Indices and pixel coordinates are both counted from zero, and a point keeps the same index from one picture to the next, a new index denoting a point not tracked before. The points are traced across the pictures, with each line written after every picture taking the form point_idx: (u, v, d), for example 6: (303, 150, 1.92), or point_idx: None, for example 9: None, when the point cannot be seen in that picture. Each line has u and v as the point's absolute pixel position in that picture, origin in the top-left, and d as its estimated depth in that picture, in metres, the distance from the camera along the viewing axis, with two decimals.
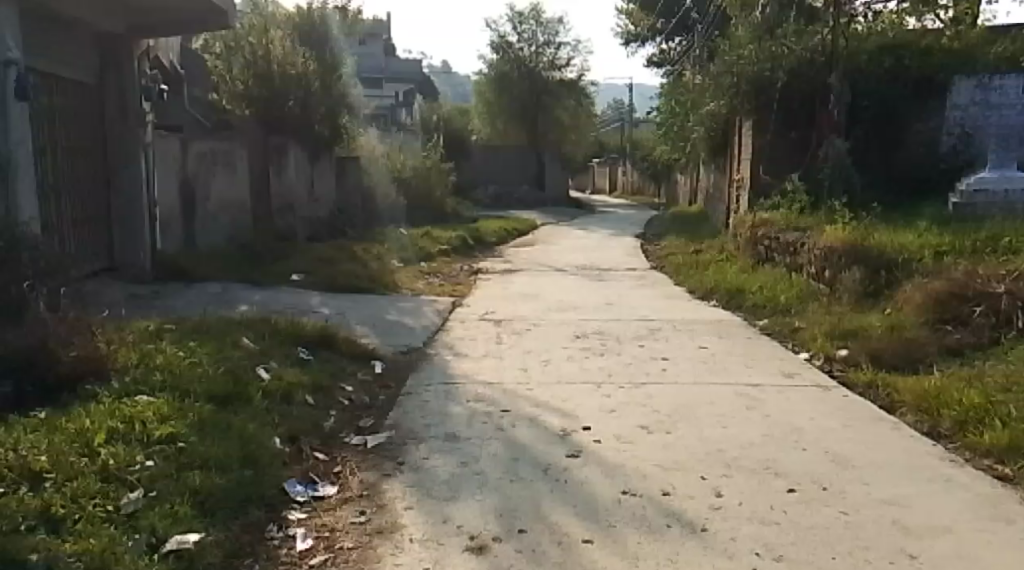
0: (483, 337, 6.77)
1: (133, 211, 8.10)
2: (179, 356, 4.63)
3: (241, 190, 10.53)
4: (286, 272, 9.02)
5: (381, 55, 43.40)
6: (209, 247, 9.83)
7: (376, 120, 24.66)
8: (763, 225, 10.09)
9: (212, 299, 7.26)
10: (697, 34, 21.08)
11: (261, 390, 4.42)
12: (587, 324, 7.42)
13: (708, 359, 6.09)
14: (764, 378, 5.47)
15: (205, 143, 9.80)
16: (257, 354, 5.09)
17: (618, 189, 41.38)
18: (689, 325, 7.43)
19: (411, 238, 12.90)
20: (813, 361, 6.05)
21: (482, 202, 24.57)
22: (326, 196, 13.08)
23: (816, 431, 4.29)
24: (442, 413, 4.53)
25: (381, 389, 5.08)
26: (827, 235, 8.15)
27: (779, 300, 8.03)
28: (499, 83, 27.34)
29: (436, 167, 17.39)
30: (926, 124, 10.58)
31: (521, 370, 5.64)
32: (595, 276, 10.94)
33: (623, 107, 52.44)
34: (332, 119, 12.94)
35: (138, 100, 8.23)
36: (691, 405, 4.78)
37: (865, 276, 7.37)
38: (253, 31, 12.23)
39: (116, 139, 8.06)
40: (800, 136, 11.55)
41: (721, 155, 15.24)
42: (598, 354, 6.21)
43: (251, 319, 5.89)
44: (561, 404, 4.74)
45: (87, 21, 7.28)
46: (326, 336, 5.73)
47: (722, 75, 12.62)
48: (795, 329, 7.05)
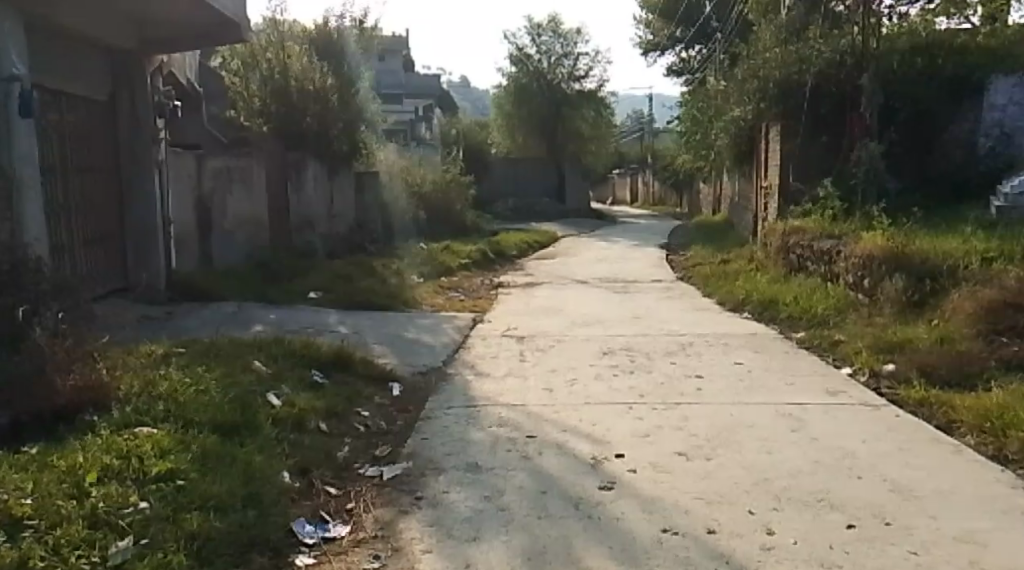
0: (505, 355, 6.47)
1: (146, 231, 7.86)
2: (186, 380, 4.32)
3: (258, 207, 10.30)
4: (303, 289, 8.78)
5: (400, 71, 43.36)
6: (226, 265, 9.60)
7: (394, 135, 24.50)
8: (795, 233, 9.72)
9: (227, 320, 7.00)
10: (718, 41, 20.79)
11: (271, 417, 4.11)
12: (614, 340, 7.11)
13: (744, 376, 5.77)
14: (808, 397, 5.16)
15: (221, 160, 9.58)
16: (269, 378, 4.79)
17: (640, 200, 40.98)
18: (722, 339, 7.09)
19: (430, 253, 12.63)
20: (858, 376, 5.75)
21: (502, 214, 24.26)
22: (345, 212, 12.83)
23: (870, 456, 4.00)
24: (464, 440, 4.22)
25: (399, 414, 4.78)
26: (865, 242, 7.82)
27: (816, 311, 7.68)
28: (519, 96, 27.12)
29: (455, 181, 17.13)
30: (963, 126, 10.27)
31: (546, 391, 5.34)
32: (620, 289, 10.61)
33: (642, 117, 52.13)
34: (351, 134, 12.72)
35: (152, 117, 7.99)
36: (731, 428, 4.46)
37: (908, 284, 7.02)
38: (270, 45, 12.06)
39: (129, 157, 7.82)
40: (831, 142, 11.02)
41: (746, 163, 14.89)
42: (627, 372, 5.88)
43: (264, 340, 5.60)
44: (591, 429, 4.43)
45: (98, 37, 7.04)
46: (342, 357, 5.44)
47: (747, 80, 12.30)
48: (835, 342, 6.72)
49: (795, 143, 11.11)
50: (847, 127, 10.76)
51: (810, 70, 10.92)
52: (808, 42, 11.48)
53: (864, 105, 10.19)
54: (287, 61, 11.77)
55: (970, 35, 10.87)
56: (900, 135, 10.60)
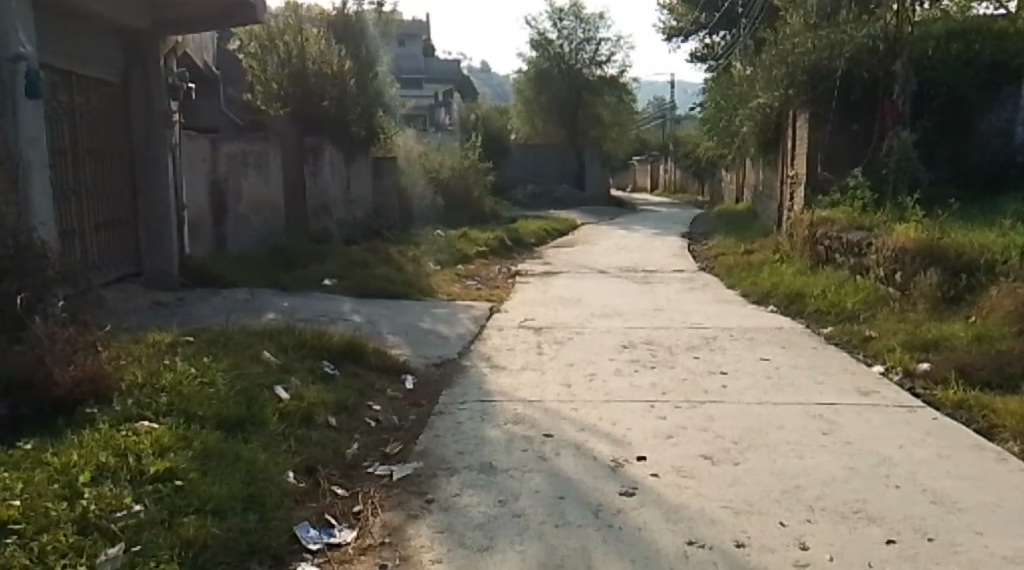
0: (522, 346, 6.28)
1: (159, 215, 7.70)
2: (191, 369, 4.11)
3: (273, 191, 10.13)
4: (318, 276, 8.63)
5: (420, 55, 43.06)
6: (240, 250, 9.39)
7: (413, 120, 24.26)
8: (822, 224, 9.46)
9: (239, 306, 6.84)
10: (743, 28, 20.45)
11: (278, 411, 3.90)
12: (635, 332, 6.90)
13: (771, 373, 5.55)
14: (838, 397, 4.96)
15: (236, 143, 9.40)
16: (278, 370, 4.60)
17: (660, 187, 40.64)
18: (746, 333, 6.87)
19: (448, 239, 12.46)
20: (890, 375, 5.56)
21: (522, 201, 24.01)
22: (363, 197, 12.66)
23: (908, 463, 3.83)
24: (480, 437, 4.04)
25: (412, 408, 4.60)
26: (897, 234, 7.56)
27: (844, 305, 7.45)
28: (540, 81, 26.81)
29: (474, 166, 16.90)
30: (1000, 115, 10.08)
31: (565, 386, 5.14)
32: (641, 279, 10.39)
33: (663, 104, 51.68)
34: (370, 118, 12.54)
35: (166, 99, 7.81)
36: (758, 429, 4.26)
37: (943, 279, 6.78)
38: (288, 28, 11.96)
39: (142, 141, 7.66)
40: (862, 130, 10.79)
41: (771, 151, 14.59)
42: (649, 367, 5.67)
43: (275, 328, 5.43)
44: (611, 428, 4.24)
45: (111, 18, 6.84)
46: (354, 348, 5.25)
47: (775, 66, 12.01)
48: (866, 338, 6.51)
49: (824, 131, 10.81)
50: (879, 115, 10.45)
51: (841, 55, 10.60)
52: (837, 28, 11.17)
53: (897, 92, 9.92)
54: (304, 44, 11.68)
55: (1007, 21, 10.57)
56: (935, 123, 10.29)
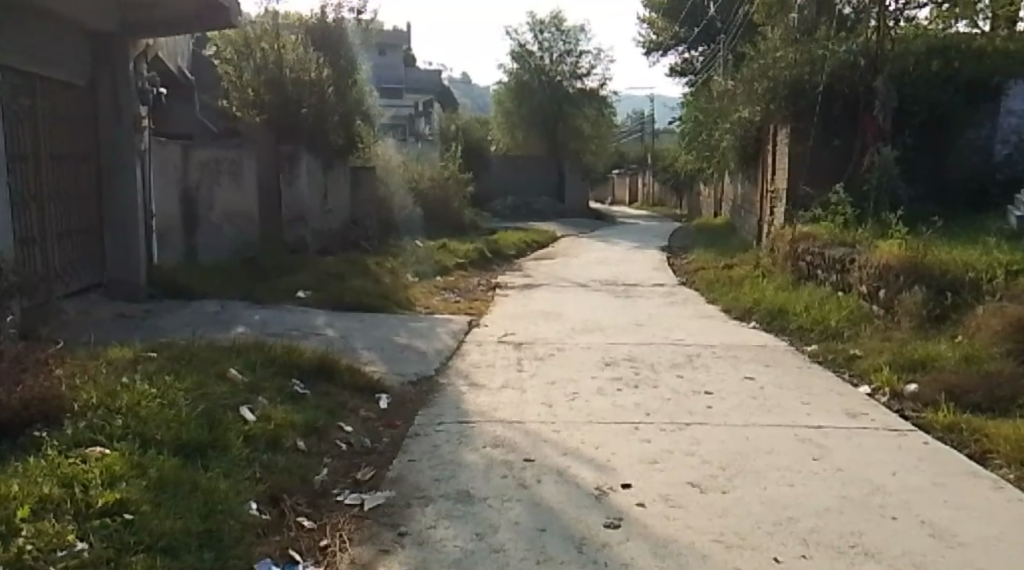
0: (502, 363, 6.09)
1: (126, 224, 7.46)
2: (151, 388, 3.88)
3: (247, 200, 9.90)
4: (292, 288, 8.41)
5: (400, 66, 42.91)
6: (211, 260, 9.14)
7: (393, 129, 24.04)
8: (804, 239, 9.36)
9: (207, 320, 6.60)
10: (723, 44, 20.47)
11: (242, 434, 3.68)
12: (617, 349, 6.73)
13: (757, 393, 5.40)
14: (827, 419, 4.81)
15: (209, 151, 9.14)
16: (245, 389, 4.38)
17: (639, 200, 40.71)
18: (730, 351, 6.72)
19: (426, 251, 12.27)
20: (878, 396, 5.42)
21: (501, 213, 23.87)
22: (339, 207, 12.44)
23: (902, 491, 3.68)
24: (456, 463, 3.84)
25: (386, 430, 4.40)
26: (881, 251, 7.45)
27: (828, 323, 7.33)
28: (520, 93, 26.72)
29: (453, 177, 16.72)
30: (978, 132, 10.05)
31: (546, 406, 4.95)
32: (622, 292, 10.25)
33: (642, 117, 51.86)
34: (347, 127, 12.34)
35: (135, 104, 7.57)
36: (746, 453, 4.10)
37: (929, 297, 6.66)
38: (265, 33, 11.73)
39: (109, 146, 7.41)
40: (843, 145, 10.70)
41: (751, 165, 14.53)
42: (632, 386, 5.49)
43: (243, 344, 5.20)
44: (595, 452, 4.05)
45: (77, 18, 6.59)
46: (326, 365, 5.04)
47: (756, 80, 11.92)
48: (851, 357, 6.37)
49: (806, 146, 10.73)
50: (860, 131, 10.37)
51: (824, 70, 10.48)
52: (820, 42, 11.08)
53: (878, 108, 9.86)
54: (281, 50, 11.43)
55: (987, 38, 10.56)
56: (916, 139, 10.23)
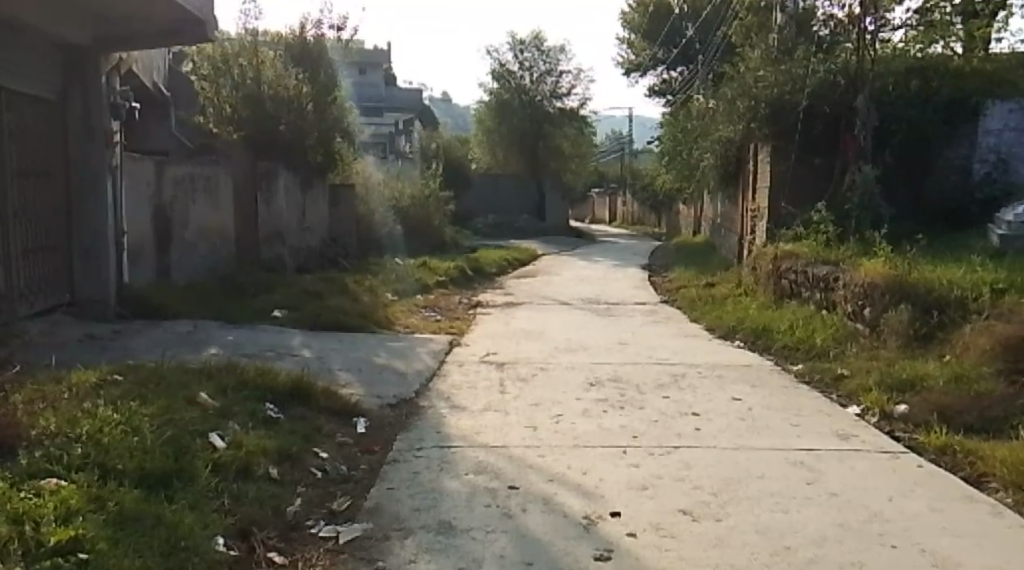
0: (484, 384, 5.93)
1: (96, 242, 7.25)
2: (114, 413, 3.70)
3: (221, 218, 9.71)
4: (267, 307, 8.22)
5: (380, 84, 42.80)
6: (184, 279, 8.92)
7: (373, 147, 23.90)
8: (787, 257, 9.27)
9: (179, 341, 6.40)
10: (702, 64, 20.52)
11: (211, 462, 3.51)
12: (601, 369, 6.59)
13: (745, 414, 5.26)
14: (818, 441, 4.68)
15: (183, 167, 8.95)
16: (215, 414, 4.20)
17: (618, 220, 40.75)
18: (715, 371, 6.59)
19: (406, 269, 12.11)
20: (867, 417, 5.29)
21: (482, 230, 23.73)
22: (317, 225, 12.25)
23: (899, 517, 3.54)
24: (437, 491, 3.69)
25: (363, 456, 4.23)
26: (866, 269, 7.37)
27: (813, 342, 7.23)
28: (500, 111, 26.67)
29: (434, 195, 16.58)
30: (958, 151, 10.02)
31: (530, 429, 4.79)
32: (605, 311, 10.12)
33: (621, 137, 52.04)
34: (325, 144, 12.18)
35: (106, 119, 7.39)
36: (737, 478, 3.96)
37: (915, 316, 6.56)
38: (243, 49, 11.57)
39: (79, 161, 7.22)
40: (823, 164, 10.67)
41: (732, 184, 14.49)
42: (618, 408, 5.34)
43: (215, 366, 5.02)
44: (582, 479, 3.90)
45: (47, 30, 6.42)
46: (302, 388, 4.86)
47: (737, 98, 11.89)
48: (839, 377, 6.26)
49: (787, 165, 10.68)
50: (841, 149, 10.32)
51: (805, 89, 10.42)
52: (801, 60, 11.06)
53: (859, 127, 9.83)
54: (259, 66, 11.28)
55: (964, 58, 10.59)
56: (897, 158, 10.22)
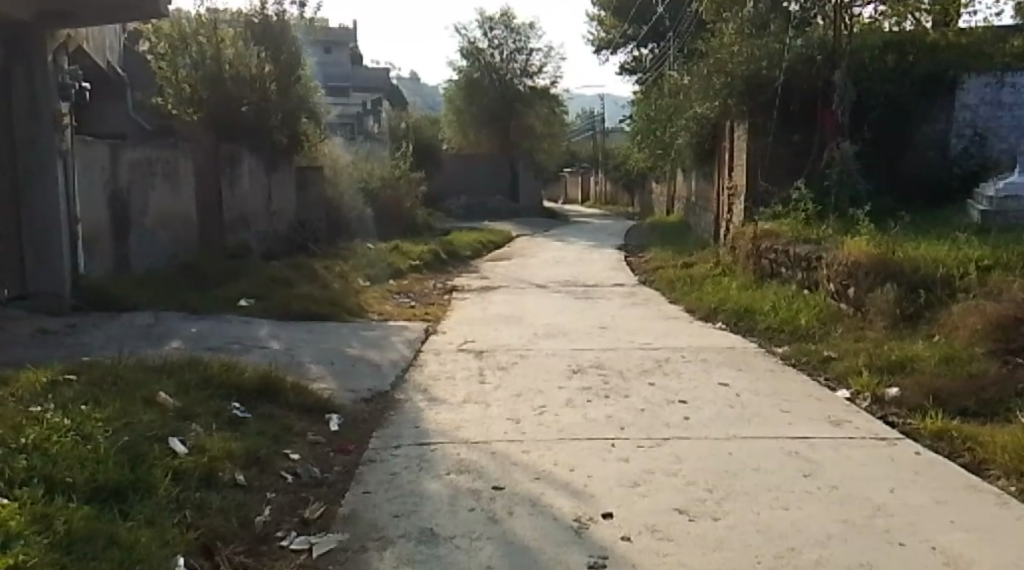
0: (462, 374, 5.70)
1: (47, 230, 6.93)
2: (64, 420, 3.54)
3: (183, 204, 9.40)
4: (234, 296, 7.92)
5: (348, 64, 42.18)
6: (146, 268, 8.63)
7: (342, 129, 23.48)
8: (766, 236, 9.11)
9: (140, 334, 6.14)
10: (673, 42, 20.30)
11: (171, 471, 3.34)
12: (582, 355, 6.38)
13: (733, 401, 5.08)
14: (812, 429, 4.50)
15: (141, 151, 8.62)
16: (176, 416, 3.99)
17: (591, 199, 40.56)
18: (699, 354, 6.41)
19: (378, 254, 11.81)
20: (858, 402, 5.11)
21: (455, 212, 23.45)
22: (284, 209, 11.91)
23: (904, 510, 3.36)
24: (418, 495, 3.49)
25: (337, 456, 4.02)
26: (849, 247, 7.20)
27: (798, 323, 7.05)
28: (470, 91, 26.32)
29: (404, 176, 16.28)
30: (934, 126, 9.85)
31: (512, 422, 4.57)
32: (583, 293, 9.91)
33: (592, 116, 51.81)
34: (291, 124, 11.86)
35: (53, 100, 7.06)
36: (733, 472, 3.77)
37: (901, 295, 6.38)
38: (203, 27, 11.21)
39: (26, 146, 6.89)
40: (801, 143, 10.41)
41: (707, 162, 14.32)
42: (602, 396, 5.14)
43: (176, 362, 4.78)
44: (570, 476, 3.69)
45: None
46: (270, 383, 4.63)
47: (711, 74, 11.68)
48: (826, 359, 6.08)
49: (763, 142, 10.50)
50: (817, 125, 10.14)
51: (779, 64, 10.22)
52: (775, 33, 10.87)
53: (835, 103, 9.66)
54: (220, 45, 10.93)
55: (939, 32, 10.46)
56: (874, 134, 10.06)
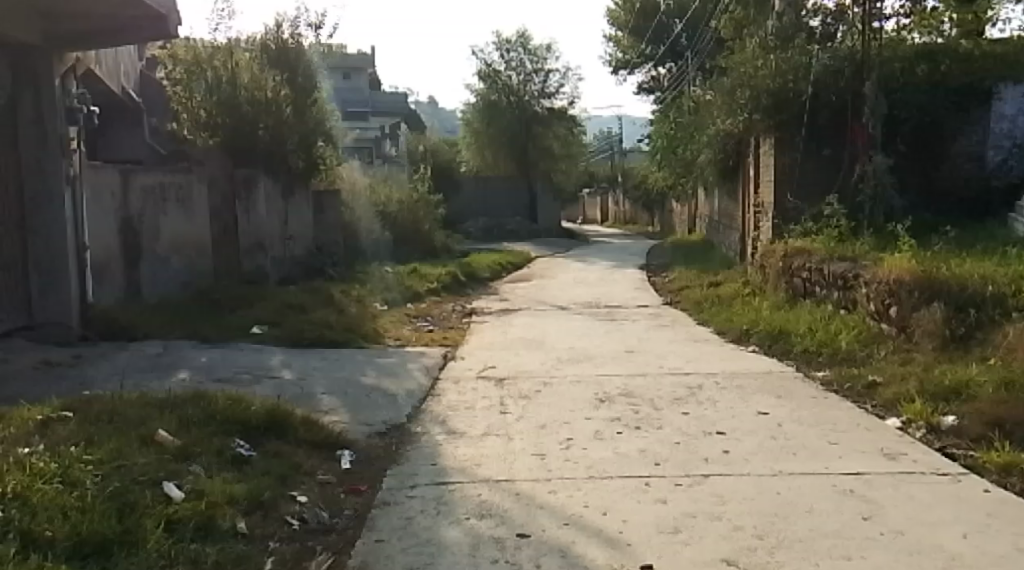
0: (483, 404, 5.36)
1: (55, 258, 6.68)
2: (49, 464, 3.24)
3: (197, 229, 9.14)
4: (246, 323, 7.64)
5: (366, 89, 42.26)
6: (159, 295, 8.37)
7: (360, 153, 23.33)
8: (798, 254, 8.73)
9: (147, 365, 5.87)
10: (691, 59, 20.02)
11: (163, 520, 3.03)
12: (609, 382, 6.03)
13: (775, 431, 4.71)
14: (865, 463, 4.12)
15: (153, 176, 8.36)
16: (175, 456, 3.68)
17: (610, 219, 40.26)
18: (734, 380, 6.03)
19: (396, 277, 11.53)
20: (912, 432, 4.73)
21: (474, 234, 23.14)
22: (301, 234, 11.66)
23: (981, 559, 2.99)
24: (436, 544, 3.15)
25: (349, 499, 3.69)
26: (889, 265, 6.82)
27: (837, 346, 6.67)
28: (487, 113, 26.13)
29: (423, 199, 16.01)
30: (970, 138, 9.48)
31: (538, 458, 4.22)
32: (606, 316, 9.57)
33: (610, 137, 51.61)
34: (308, 148, 11.61)
35: (62, 124, 6.82)
36: (783, 514, 3.41)
37: (949, 314, 5.98)
38: (217, 52, 11.01)
39: (34, 172, 6.65)
40: (832, 155, 9.99)
41: (731, 180, 13.95)
42: (633, 428, 4.78)
43: (180, 397, 4.47)
44: (604, 521, 3.35)
45: None
46: (277, 418, 4.30)
47: (736, 89, 11.35)
48: (872, 385, 5.69)
49: (792, 157, 10.01)
50: (848, 138, 9.76)
51: (807, 77, 9.90)
52: (803, 46, 10.52)
53: (867, 115, 9.25)
54: (235, 69, 10.65)
55: (973, 41, 10.08)
56: (908, 146, 9.67)
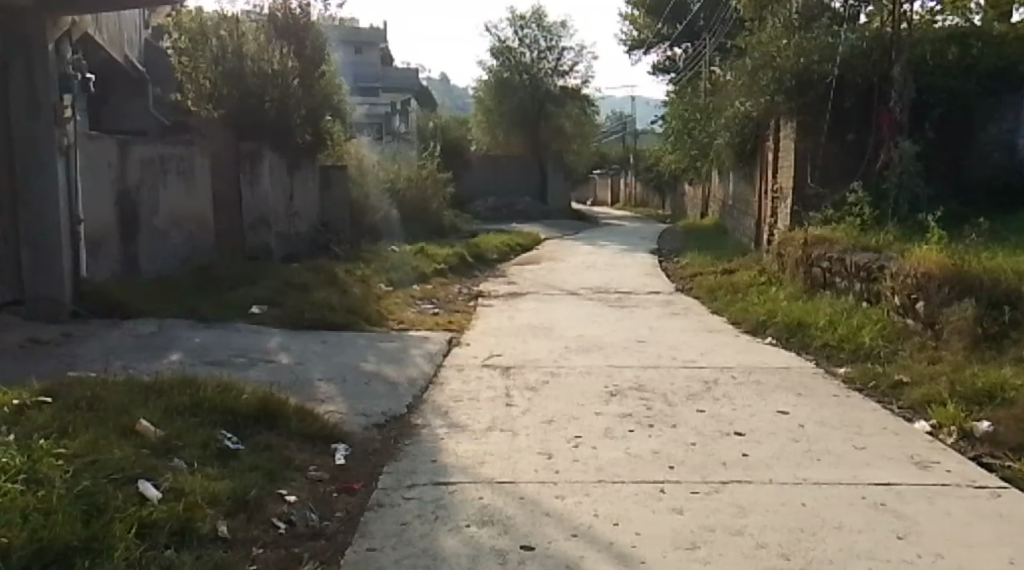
0: (488, 395, 5.09)
1: (46, 232, 6.43)
2: (17, 458, 2.99)
3: (198, 203, 8.86)
4: (244, 302, 7.38)
5: (379, 64, 41.80)
6: (156, 271, 8.11)
7: (370, 128, 22.99)
8: (818, 243, 8.41)
9: (138, 344, 5.62)
10: (709, 39, 19.60)
11: (136, 524, 2.77)
12: (621, 374, 5.75)
13: (798, 434, 4.43)
14: (896, 472, 3.84)
15: (153, 146, 8.09)
16: (155, 450, 3.41)
17: (621, 201, 39.90)
18: (752, 376, 5.75)
19: (402, 256, 11.26)
20: (944, 438, 4.44)
21: (482, 214, 22.84)
22: (307, 210, 11.38)
23: None
24: (431, 555, 2.89)
25: (340, 499, 3.44)
26: (916, 257, 6.51)
27: (860, 342, 6.37)
28: (500, 90, 25.75)
29: (432, 176, 15.72)
30: (1000, 126, 9.02)
31: (544, 457, 3.95)
32: (616, 301, 9.28)
33: (623, 118, 51.16)
34: (315, 122, 11.32)
35: (56, 92, 6.54)
36: (810, 531, 3.14)
37: (981, 311, 5.68)
38: (223, 21, 10.68)
39: (26, 141, 6.38)
40: (856, 141, 9.62)
41: (747, 164, 13.61)
42: (647, 426, 4.50)
43: (167, 381, 4.21)
44: (616, 534, 3.08)
45: None
46: (269, 408, 4.04)
47: (756, 71, 11.00)
48: (898, 385, 5.39)
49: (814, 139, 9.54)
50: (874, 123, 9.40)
51: (833, 59, 9.54)
52: (827, 27, 10.17)
53: (893, 99, 8.93)
54: (241, 40, 10.35)
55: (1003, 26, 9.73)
56: (935, 133, 9.31)
